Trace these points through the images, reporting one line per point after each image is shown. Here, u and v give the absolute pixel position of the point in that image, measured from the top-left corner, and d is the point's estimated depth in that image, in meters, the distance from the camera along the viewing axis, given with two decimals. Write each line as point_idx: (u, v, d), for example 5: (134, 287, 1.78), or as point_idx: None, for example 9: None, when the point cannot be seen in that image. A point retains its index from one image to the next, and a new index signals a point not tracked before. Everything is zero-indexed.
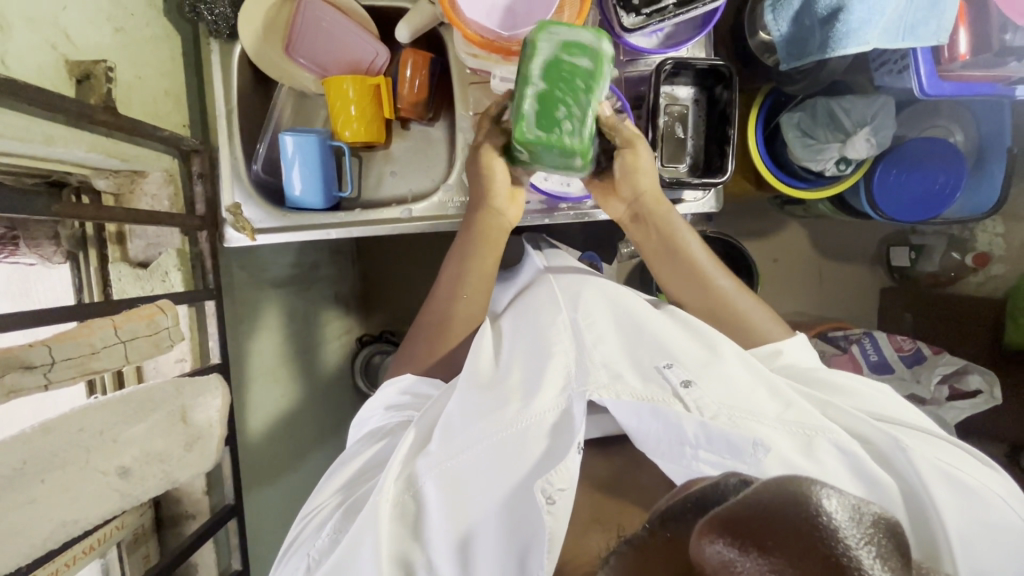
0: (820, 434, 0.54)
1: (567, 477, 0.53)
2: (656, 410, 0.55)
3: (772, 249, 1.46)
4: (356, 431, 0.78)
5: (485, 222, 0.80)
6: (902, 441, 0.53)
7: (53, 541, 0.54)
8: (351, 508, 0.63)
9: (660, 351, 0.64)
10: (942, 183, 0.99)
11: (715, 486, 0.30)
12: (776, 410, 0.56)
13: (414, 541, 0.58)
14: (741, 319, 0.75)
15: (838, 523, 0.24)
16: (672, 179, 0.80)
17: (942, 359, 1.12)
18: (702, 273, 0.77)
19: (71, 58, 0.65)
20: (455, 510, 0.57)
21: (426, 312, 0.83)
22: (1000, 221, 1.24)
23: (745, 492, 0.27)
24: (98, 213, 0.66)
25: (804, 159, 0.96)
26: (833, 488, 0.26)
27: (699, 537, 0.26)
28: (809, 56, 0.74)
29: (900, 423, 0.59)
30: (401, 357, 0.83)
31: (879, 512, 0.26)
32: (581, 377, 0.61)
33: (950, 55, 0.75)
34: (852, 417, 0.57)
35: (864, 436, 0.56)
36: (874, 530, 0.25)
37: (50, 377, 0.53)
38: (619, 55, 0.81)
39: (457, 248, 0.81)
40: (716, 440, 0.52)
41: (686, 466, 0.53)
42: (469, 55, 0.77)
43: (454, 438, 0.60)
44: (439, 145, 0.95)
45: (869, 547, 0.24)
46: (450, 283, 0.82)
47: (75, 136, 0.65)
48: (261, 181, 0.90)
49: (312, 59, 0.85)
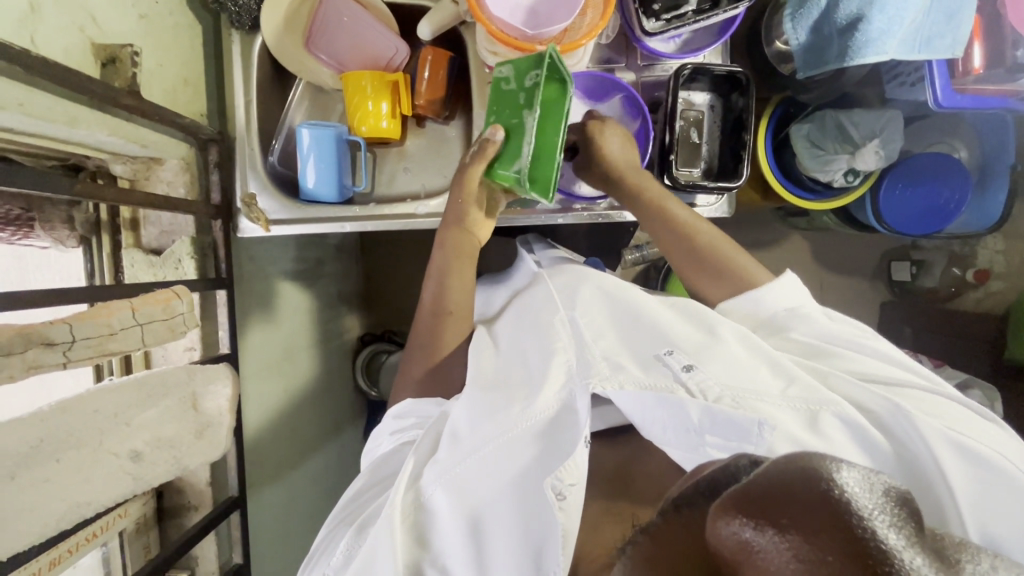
0: (824, 408, 0.54)
1: (577, 472, 0.54)
2: (661, 398, 0.55)
3: (773, 260, 1.47)
4: (367, 454, 0.78)
5: (461, 240, 0.81)
6: (903, 407, 0.53)
7: (65, 522, 0.54)
8: (364, 523, 0.63)
9: (659, 339, 0.64)
10: (946, 198, 1.02)
11: (727, 468, 0.29)
12: (779, 387, 0.56)
13: (422, 549, 0.58)
14: (736, 273, 0.77)
15: (852, 494, 0.24)
16: (686, 183, 0.80)
17: (945, 372, 1.13)
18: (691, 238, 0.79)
19: (97, 41, 0.66)
20: (460, 505, 0.58)
21: (414, 336, 0.82)
22: (1001, 239, 1.26)
23: (757, 471, 0.26)
24: (120, 195, 0.66)
25: (812, 169, 0.97)
26: (842, 461, 0.26)
27: (714, 519, 0.25)
28: (825, 66, 0.75)
29: (902, 387, 0.59)
30: (400, 386, 0.81)
31: (889, 483, 0.26)
32: (583, 370, 0.60)
33: (965, 69, 0.77)
34: (853, 387, 0.58)
35: (866, 407, 0.56)
36: (887, 498, 0.25)
37: (68, 356, 0.53)
38: (636, 59, 0.83)
39: (435, 266, 0.81)
40: (721, 422, 0.52)
41: (696, 452, 0.52)
42: (490, 53, 0.78)
43: (461, 443, 0.61)
44: (453, 144, 0.96)
45: (885, 517, 0.24)
46: (433, 299, 0.81)
47: (97, 119, 0.66)
48: (276, 173, 0.91)
49: (333, 54, 0.87)
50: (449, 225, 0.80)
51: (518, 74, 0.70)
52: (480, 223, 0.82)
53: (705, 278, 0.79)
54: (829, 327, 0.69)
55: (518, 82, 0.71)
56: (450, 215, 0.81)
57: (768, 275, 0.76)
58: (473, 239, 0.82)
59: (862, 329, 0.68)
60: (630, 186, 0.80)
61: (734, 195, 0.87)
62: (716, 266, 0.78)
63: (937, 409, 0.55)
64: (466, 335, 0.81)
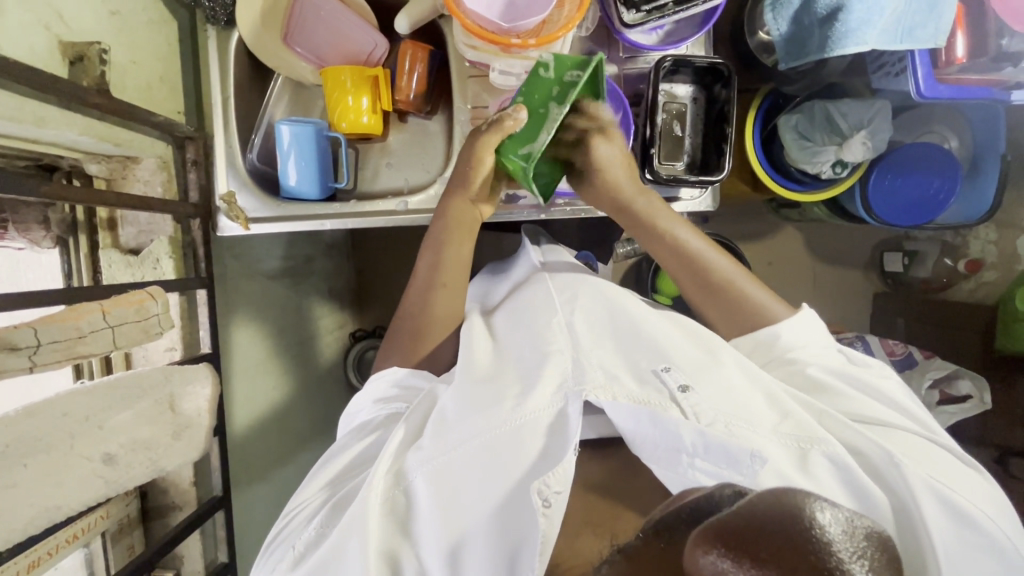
0: (815, 448, 0.55)
1: (564, 478, 0.53)
2: (654, 416, 0.55)
3: (767, 252, 1.46)
4: (346, 424, 0.77)
5: (464, 211, 0.79)
6: (897, 457, 0.54)
7: (34, 526, 0.54)
8: (339, 503, 0.62)
9: (656, 354, 0.64)
10: (936, 188, 1.00)
11: (710, 498, 0.29)
12: (772, 420, 0.57)
13: (403, 538, 0.57)
14: (748, 307, 0.73)
15: (832, 536, 0.24)
16: (668, 177, 0.79)
17: (934, 364, 1.12)
18: (698, 264, 0.76)
19: (65, 39, 0.65)
20: (448, 521, 0.56)
21: (400, 313, 0.81)
22: (993, 229, 1.25)
23: (742, 502, 0.26)
24: (91, 196, 0.65)
25: (800, 160, 0.96)
26: (827, 499, 0.26)
27: (692, 547, 0.26)
28: (807, 57, 0.74)
29: (898, 430, 0.60)
30: (384, 351, 0.80)
31: (871, 525, 0.26)
32: (578, 376, 0.61)
33: (948, 59, 0.76)
34: (847, 429, 0.58)
35: (857, 448, 0.57)
36: (866, 544, 0.25)
37: (35, 360, 0.53)
38: (619, 52, 0.82)
39: (433, 236, 0.80)
40: (714, 449, 0.53)
41: (682, 475, 0.53)
42: (468, 46, 0.77)
43: (447, 433, 0.60)
44: (436, 139, 0.95)
45: (862, 561, 0.24)
46: (428, 270, 0.80)
47: (67, 119, 0.65)
48: (256, 170, 0.90)
49: (311, 49, 0.85)
50: (453, 194, 0.79)
51: (559, 66, 0.69)
52: (484, 198, 0.80)
53: (715, 310, 0.75)
54: (837, 365, 0.67)
55: (557, 75, 0.70)
56: (457, 182, 0.79)
57: (786, 309, 0.72)
58: (475, 213, 0.80)
59: (873, 364, 0.68)
60: (644, 217, 0.77)
61: (718, 189, 0.86)
62: (727, 299, 0.74)
63: (930, 460, 0.57)
64: (455, 323, 0.80)
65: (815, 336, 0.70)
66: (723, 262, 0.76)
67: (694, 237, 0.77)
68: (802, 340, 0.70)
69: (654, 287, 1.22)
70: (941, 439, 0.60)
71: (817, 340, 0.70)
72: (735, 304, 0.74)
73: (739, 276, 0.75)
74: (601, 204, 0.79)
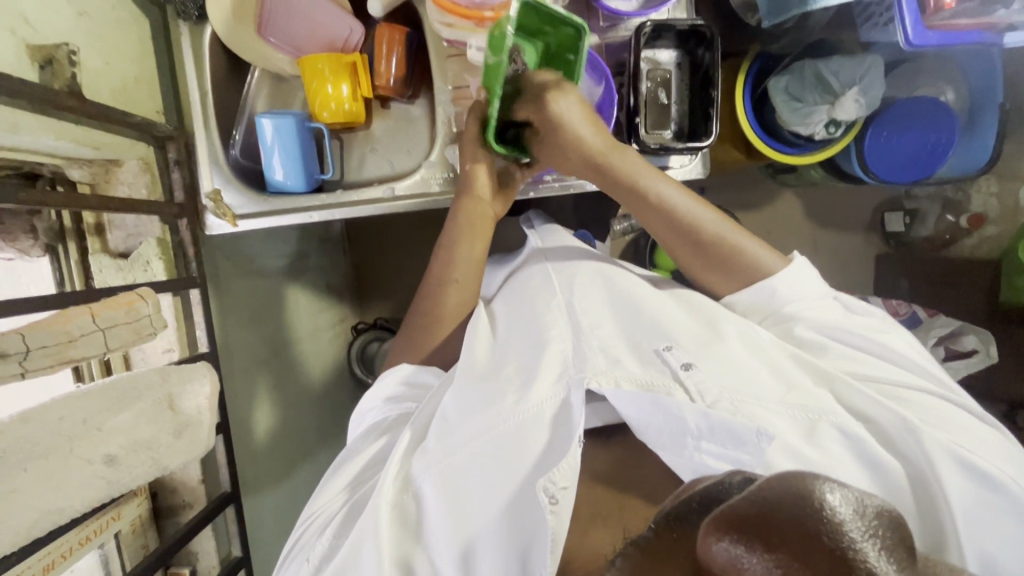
0: (824, 419, 0.55)
1: (570, 474, 0.52)
2: (656, 401, 0.54)
3: (765, 219, 1.44)
4: (355, 425, 0.76)
5: (472, 212, 0.79)
6: (909, 422, 0.54)
7: (37, 530, 0.53)
8: (354, 510, 0.62)
9: (658, 333, 0.63)
10: (933, 143, 0.98)
11: (719, 484, 0.29)
12: (779, 392, 0.57)
13: (416, 543, 0.56)
14: (741, 265, 0.72)
15: (843, 517, 0.23)
16: (658, 146, 0.78)
17: (938, 321, 1.10)
18: (686, 225, 0.73)
19: (33, 42, 0.64)
20: (459, 519, 0.55)
21: (416, 307, 0.81)
22: (994, 180, 1.26)
23: (750, 488, 0.26)
24: (70, 200, 0.64)
25: (793, 123, 0.94)
26: (835, 481, 0.25)
27: (705, 535, 0.25)
28: (790, 11, 0.73)
29: (910, 393, 0.59)
30: (395, 346, 0.81)
31: (881, 503, 0.25)
32: (578, 362, 0.60)
33: (936, 4, 0.75)
34: (855, 394, 0.58)
35: (869, 416, 0.57)
36: (878, 522, 0.24)
37: (26, 366, 0.52)
38: (599, 20, 0.80)
39: (445, 236, 0.80)
40: (718, 430, 0.51)
41: (688, 458, 0.52)
42: (443, 25, 0.76)
43: (451, 436, 0.60)
44: (420, 123, 0.94)
45: (874, 539, 0.23)
46: (441, 267, 0.80)
47: (43, 124, 0.64)
48: (239, 166, 0.90)
49: (286, 39, 0.83)
50: (460, 197, 0.80)
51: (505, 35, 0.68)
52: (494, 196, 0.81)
53: (709, 269, 0.74)
54: (828, 300, 0.69)
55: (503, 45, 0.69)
56: (462, 185, 0.80)
57: (779, 262, 0.71)
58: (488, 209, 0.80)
59: (875, 321, 0.66)
60: (622, 177, 0.74)
61: (708, 155, 0.85)
62: (709, 246, 0.73)
63: (939, 417, 0.56)
64: (464, 315, 0.79)
65: (809, 284, 0.70)
66: (711, 219, 0.74)
67: (678, 193, 0.74)
68: (797, 293, 0.69)
69: (652, 261, 1.18)
70: (953, 397, 0.59)
71: (813, 290, 0.69)
72: (724, 258, 0.73)
73: (727, 230, 0.73)
74: (575, 165, 0.75)
